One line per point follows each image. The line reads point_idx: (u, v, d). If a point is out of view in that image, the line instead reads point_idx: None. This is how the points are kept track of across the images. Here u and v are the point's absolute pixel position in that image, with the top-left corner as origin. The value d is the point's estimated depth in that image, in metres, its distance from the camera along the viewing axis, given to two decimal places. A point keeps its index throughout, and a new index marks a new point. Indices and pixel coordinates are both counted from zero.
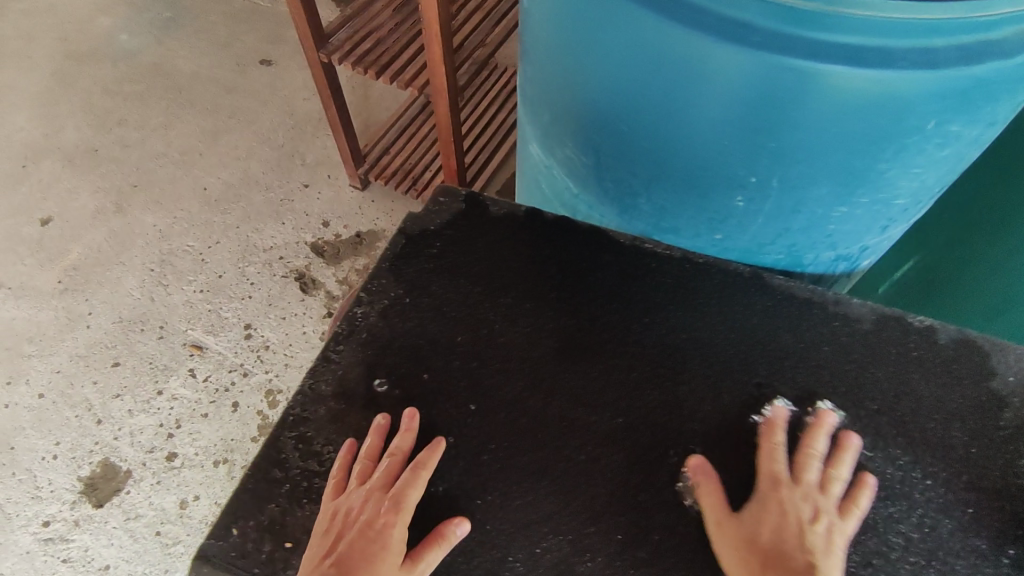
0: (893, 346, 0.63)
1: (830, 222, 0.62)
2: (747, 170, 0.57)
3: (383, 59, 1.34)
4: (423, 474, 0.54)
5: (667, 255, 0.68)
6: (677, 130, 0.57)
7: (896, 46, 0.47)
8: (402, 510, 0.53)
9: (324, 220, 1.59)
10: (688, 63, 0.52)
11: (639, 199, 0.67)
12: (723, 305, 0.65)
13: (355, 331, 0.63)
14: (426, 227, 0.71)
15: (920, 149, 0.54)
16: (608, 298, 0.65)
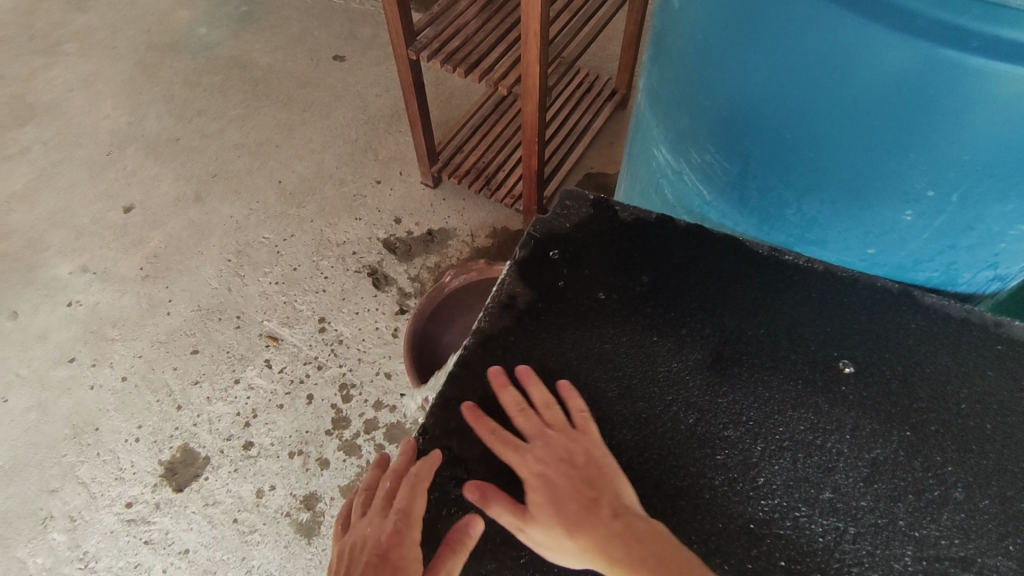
0: None
1: (1001, 239, 0.59)
2: (927, 183, 0.54)
3: (471, 57, 1.33)
4: (421, 485, 0.54)
5: (811, 268, 0.66)
6: (853, 140, 0.54)
7: None
8: (408, 524, 0.52)
9: (396, 217, 1.59)
10: (884, 72, 0.49)
11: (787, 209, 0.64)
12: (874, 322, 0.62)
13: (492, 335, 0.63)
14: (555, 233, 0.70)
15: None
16: (753, 310, 0.63)
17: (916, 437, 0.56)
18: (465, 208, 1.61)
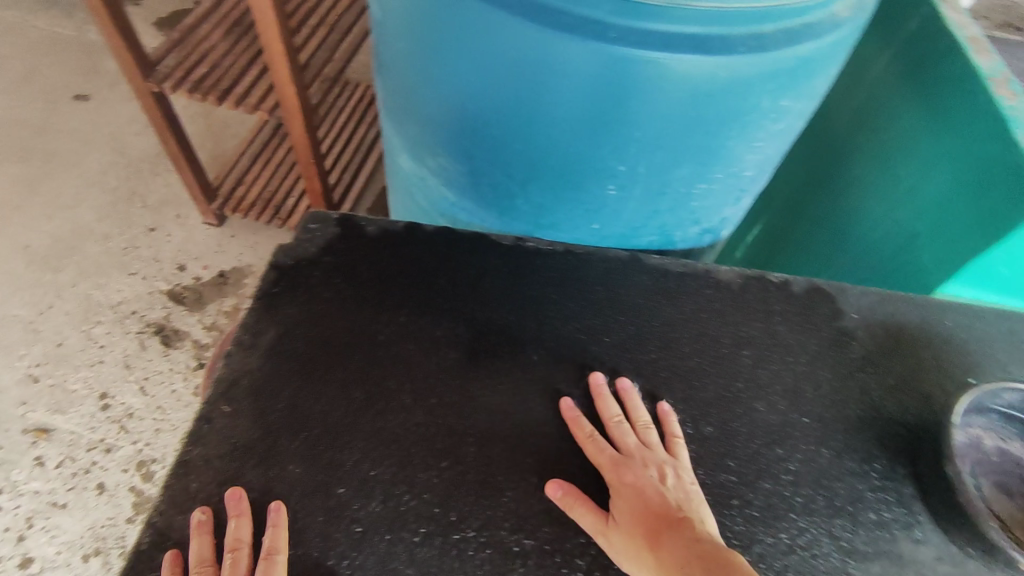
0: (759, 304, 0.69)
1: (693, 199, 0.66)
2: (616, 160, 0.60)
3: (222, 83, 1.24)
4: None
5: (549, 251, 0.70)
6: (546, 128, 0.58)
7: (733, 33, 0.50)
8: None
9: (179, 264, 1.43)
10: (550, 64, 0.53)
11: (516, 200, 0.68)
12: (608, 288, 0.68)
13: (237, 379, 0.58)
14: (300, 257, 0.66)
15: (761, 124, 0.59)
16: (500, 300, 0.66)
17: (649, 386, 0.62)
18: (257, 242, 1.50)
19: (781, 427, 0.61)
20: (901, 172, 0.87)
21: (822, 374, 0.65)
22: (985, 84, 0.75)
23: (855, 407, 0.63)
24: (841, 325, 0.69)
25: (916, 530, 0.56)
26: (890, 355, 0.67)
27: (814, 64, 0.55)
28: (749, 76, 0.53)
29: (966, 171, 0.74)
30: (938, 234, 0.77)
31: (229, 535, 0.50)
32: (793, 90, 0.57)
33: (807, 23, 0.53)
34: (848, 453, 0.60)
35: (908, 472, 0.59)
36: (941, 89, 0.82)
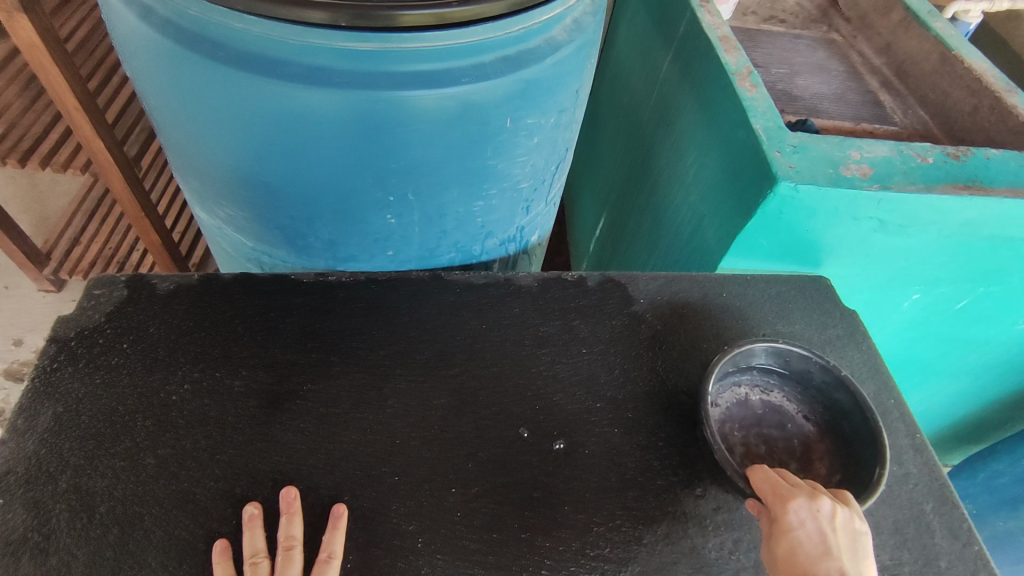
0: (557, 303, 0.74)
1: (476, 215, 0.71)
2: (385, 191, 0.63)
3: (23, 144, 1.15)
4: None
5: (353, 282, 0.71)
6: (310, 169, 0.61)
7: (452, 66, 0.55)
8: None
9: (14, 339, 1.33)
10: (290, 109, 0.55)
11: (308, 238, 0.69)
12: (412, 310, 0.70)
13: (14, 465, 0.55)
14: (84, 327, 0.64)
15: (514, 142, 0.64)
16: (302, 339, 0.66)
17: (455, 399, 0.64)
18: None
19: (578, 416, 0.65)
20: (687, 162, 0.96)
21: (614, 359, 0.71)
22: (730, 80, 0.84)
23: (642, 386, 0.69)
24: (631, 311, 0.75)
25: (697, 487, 0.63)
26: (674, 332, 0.74)
27: (544, 85, 0.61)
28: (480, 103, 0.57)
29: (725, 158, 0.84)
30: (714, 215, 0.86)
31: (282, 534, 0.53)
32: (534, 109, 0.62)
33: (525, 50, 0.58)
34: (638, 428, 0.66)
35: (691, 435, 0.66)
36: (704, 86, 0.92)
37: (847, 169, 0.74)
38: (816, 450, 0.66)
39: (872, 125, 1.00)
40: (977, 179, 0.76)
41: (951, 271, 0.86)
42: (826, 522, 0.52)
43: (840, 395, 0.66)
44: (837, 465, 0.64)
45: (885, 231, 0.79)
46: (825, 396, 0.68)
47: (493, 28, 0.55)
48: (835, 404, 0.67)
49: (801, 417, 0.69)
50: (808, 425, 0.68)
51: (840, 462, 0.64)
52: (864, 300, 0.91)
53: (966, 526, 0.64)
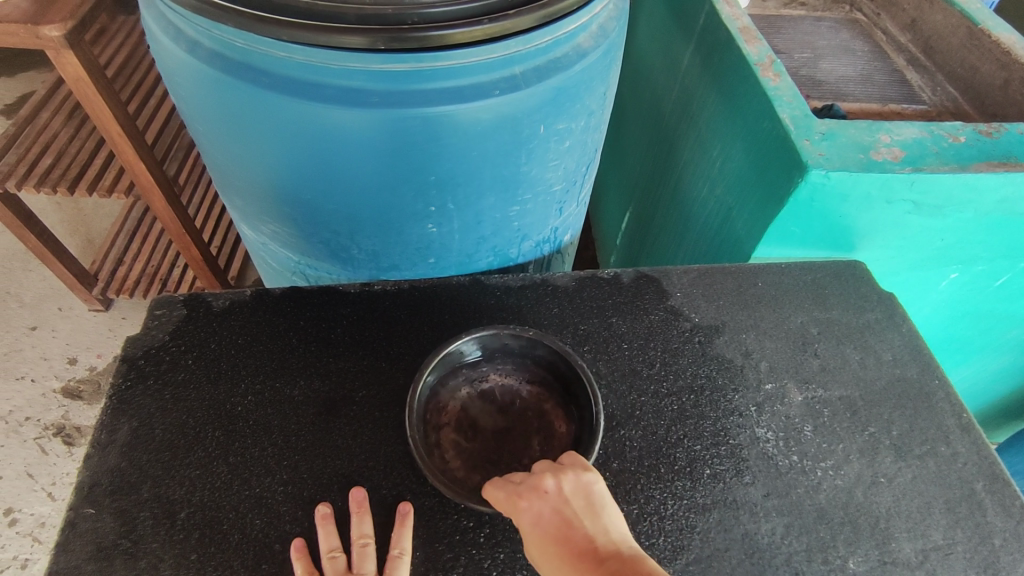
0: (594, 301, 0.76)
1: (512, 220, 0.73)
2: (424, 202, 0.66)
3: (71, 171, 1.20)
4: None
5: (396, 290, 0.74)
6: (352, 185, 0.64)
7: (485, 80, 0.58)
8: None
9: (69, 358, 1.40)
10: (333, 130, 0.58)
11: (351, 250, 0.73)
12: (455, 314, 0.73)
13: (98, 477, 0.59)
14: (151, 345, 0.68)
15: (545, 147, 0.66)
16: (353, 347, 0.69)
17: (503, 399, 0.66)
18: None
19: (623, 410, 0.67)
20: (714, 154, 0.97)
21: (654, 352, 0.72)
22: (754, 71, 0.85)
23: (684, 378, 0.70)
24: (668, 305, 0.77)
25: (744, 475, 0.64)
26: (712, 324, 0.75)
27: (572, 91, 0.63)
28: (513, 113, 0.60)
29: (753, 149, 0.85)
30: (745, 206, 0.87)
31: (356, 533, 0.56)
32: (563, 114, 0.65)
33: (553, 59, 0.61)
34: (682, 419, 0.67)
35: (735, 424, 0.67)
36: (727, 77, 0.92)
37: (878, 154, 0.75)
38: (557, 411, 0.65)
39: (900, 105, 1.00)
40: (1013, 154, 0.75)
41: (990, 249, 0.85)
42: (557, 497, 0.50)
43: (559, 364, 0.64)
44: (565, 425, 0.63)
45: (919, 213, 0.79)
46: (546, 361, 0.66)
47: (523, 41, 0.57)
48: (559, 374, 0.64)
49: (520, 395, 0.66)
50: (523, 394, 0.66)
51: (572, 417, 0.63)
52: (901, 282, 0.91)
53: (1018, 503, 0.64)
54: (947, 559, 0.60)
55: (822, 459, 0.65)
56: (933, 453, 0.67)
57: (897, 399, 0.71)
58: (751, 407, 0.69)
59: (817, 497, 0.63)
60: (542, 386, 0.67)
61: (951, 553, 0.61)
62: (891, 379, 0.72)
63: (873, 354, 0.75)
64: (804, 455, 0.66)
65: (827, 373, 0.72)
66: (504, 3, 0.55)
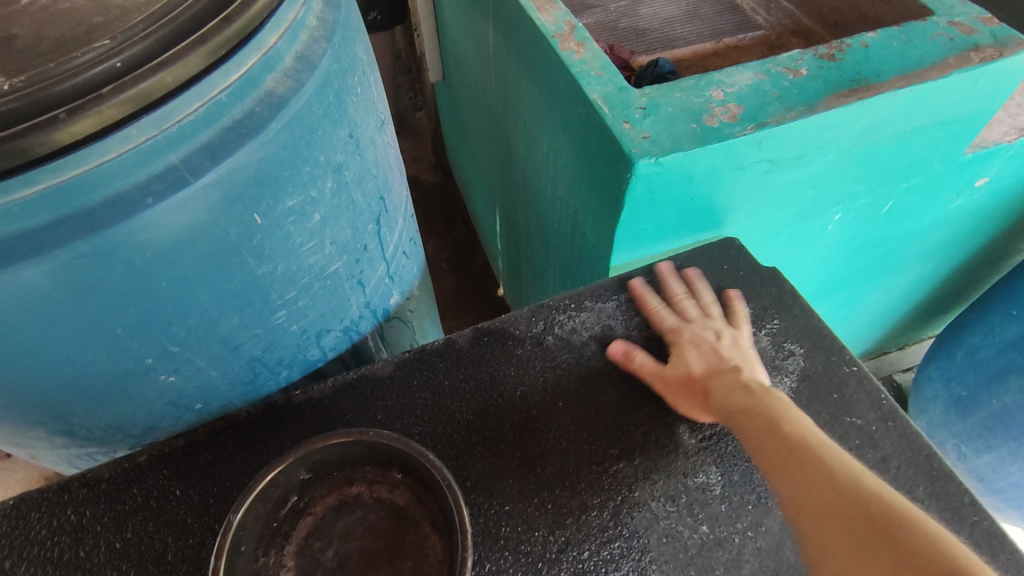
0: (426, 389, 0.60)
1: (285, 326, 0.55)
2: (132, 356, 0.47)
3: None
4: None
5: (167, 454, 0.56)
6: (13, 369, 0.44)
7: (125, 190, 0.39)
8: None
9: None
10: None
11: (78, 429, 0.53)
12: (245, 465, 0.55)
13: None
14: None
15: (280, 235, 0.48)
16: (113, 560, 0.51)
17: (354, 519, 0.53)
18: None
19: (492, 522, 0.52)
20: (546, 148, 0.81)
21: (509, 434, 0.57)
22: (552, 45, 0.69)
23: (552, 461, 0.55)
24: (522, 358, 0.62)
25: (649, 573, 0.50)
26: (576, 373, 0.61)
27: (279, 158, 0.45)
28: (195, 218, 0.42)
29: (577, 140, 0.69)
30: (587, 207, 0.72)
31: None
32: (284, 190, 0.47)
33: (229, 127, 0.42)
34: (560, 520, 0.52)
35: (625, 504, 0.53)
36: (532, 57, 0.77)
37: (713, 117, 0.60)
38: (419, 534, 0.51)
39: (735, 37, 0.87)
40: (862, 76, 0.63)
41: (867, 180, 0.74)
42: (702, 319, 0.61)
43: (421, 472, 0.50)
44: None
45: (780, 169, 0.66)
46: (400, 464, 0.51)
47: (152, 121, 0.38)
48: (424, 480, 0.50)
49: (380, 503, 0.53)
50: (384, 508, 0.53)
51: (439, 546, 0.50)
52: (784, 240, 0.79)
53: (967, 498, 0.53)
54: None
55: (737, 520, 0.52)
56: (860, 464, 0.55)
57: (807, 404, 0.58)
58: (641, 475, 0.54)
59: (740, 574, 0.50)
60: (410, 484, 0.53)
61: None
62: (794, 380, 0.60)
63: (767, 352, 0.62)
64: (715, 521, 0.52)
65: None
66: (105, 75, 0.35)
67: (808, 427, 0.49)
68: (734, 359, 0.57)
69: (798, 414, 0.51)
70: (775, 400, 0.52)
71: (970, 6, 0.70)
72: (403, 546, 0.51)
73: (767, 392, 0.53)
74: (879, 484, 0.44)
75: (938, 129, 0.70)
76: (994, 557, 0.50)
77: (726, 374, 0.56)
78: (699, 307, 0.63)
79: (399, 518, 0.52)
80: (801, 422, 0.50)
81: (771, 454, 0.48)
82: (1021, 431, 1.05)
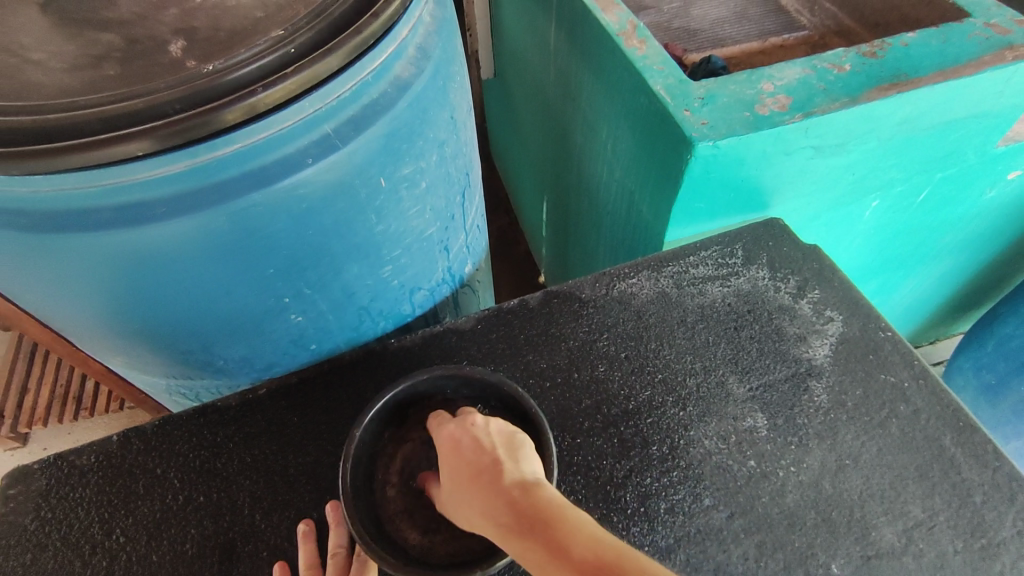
0: (504, 341, 0.68)
1: (388, 280, 0.64)
2: (274, 296, 0.56)
3: None
4: None
5: (284, 387, 0.65)
6: (183, 301, 0.54)
7: (292, 152, 0.48)
8: None
9: None
10: (132, 251, 0.48)
11: (216, 361, 0.62)
12: (351, 399, 0.64)
13: None
14: (15, 524, 0.58)
15: (396, 198, 0.57)
16: (245, 471, 0.60)
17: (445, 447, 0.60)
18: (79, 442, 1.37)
19: (567, 450, 0.60)
20: (605, 136, 0.89)
21: (578, 380, 0.65)
22: (617, 42, 0.77)
23: (617, 404, 0.63)
24: (588, 318, 0.70)
25: (703, 498, 0.57)
26: (636, 331, 0.68)
27: (403, 132, 0.54)
28: (339, 178, 0.51)
29: (638, 127, 0.77)
30: (645, 189, 0.80)
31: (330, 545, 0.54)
32: (403, 159, 0.56)
33: (369, 103, 0.51)
34: (625, 453, 0.60)
35: (683, 440, 0.61)
36: (596, 53, 0.85)
37: (764, 107, 0.68)
38: None
39: (782, 37, 0.94)
40: (902, 71, 0.70)
41: (904, 169, 0.80)
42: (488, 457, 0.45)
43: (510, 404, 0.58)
44: None
45: (824, 155, 0.72)
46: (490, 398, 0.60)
47: (318, 97, 0.47)
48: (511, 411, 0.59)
49: None
50: None
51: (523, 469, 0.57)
52: (825, 224, 0.86)
53: (989, 447, 0.59)
54: (931, 534, 0.55)
55: (781, 458, 0.59)
56: (892, 415, 0.62)
57: (845, 363, 0.65)
58: (696, 417, 0.62)
59: (784, 501, 0.57)
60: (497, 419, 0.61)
61: (934, 526, 0.56)
62: (833, 343, 0.67)
63: (809, 318, 0.69)
64: (761, 457, 0.59)
65: (771, 352, 0.66)
66: (285, 59, 0.45)
67: (605, 536, 0.37)
68: (531, 473, 0.43)
69: (576, 510, 0.39)
70: (609, 548, 0.37)
71: (1004, 9, 0.76)
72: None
73: (555, 505, 0.40)
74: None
75: (972, 122, 0.77)
76: (1013, 497, 0.57)
77: (541, 492, 0.41)
78: (474, 440, 0.46)
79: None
80: (601, 538, 0.37)
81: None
82: None
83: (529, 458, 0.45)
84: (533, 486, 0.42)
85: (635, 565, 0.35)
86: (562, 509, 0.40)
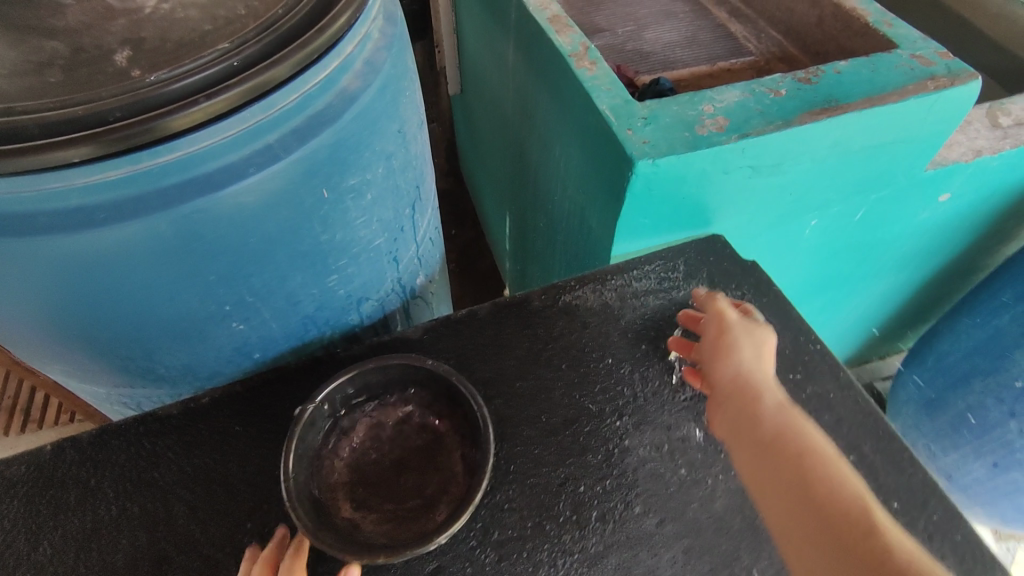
0: (450, 352, 0.69)
1: (335, 289, 0.65)
2: (216, 303, 0.56)
3: None
4: None
5: (226, 395, 0.65)
6: (122, 307, 0.54)
7: (233, 161, 0.49)
8: None
9: None
10: (69, 255, 0.48)
11: (157, 369, 0.62)
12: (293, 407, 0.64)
13: None
14: None
15: (341, 208, 0.58)
16: (183, 480, 0.60)
17: (388, 448, 0.61)
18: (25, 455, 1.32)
19: (507, 456, 0.62)
20: (558, 152, 0.92)
21: (521, 389, 0.66)
22: (568, 63, 0.80)
23: (558, 413, 0.65)
24: (534, 327, 0.71)
25: (635, 505, 0.59)
26: (578, 342, 0.70)
27: (349, 143, 0.55)
28: (280, 187, 0.52)
29: (587, 145, 0.80)
30: (593, 204, 0.82)
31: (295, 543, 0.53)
32: (348, 170, 0.57)
33: (314, 114, 0.52)
34: (563, 460, 0.62)
35: (619, 448, 0.62)
36: (549, 72, 0.87)
37: (703, 128, 0.71)
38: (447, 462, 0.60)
39: (729, 61, 0.98)
40: (833, 98, 0.74)
41: (839, 189, 0.84)
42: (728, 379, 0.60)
43: (465, 403, 0.60)
44: (441, 505, 0.57)
45: (761, 175, 0.76)
46: (448, 393, 0.62)
47: (260, 107, 0.48)
48: (462, 410, 0.61)
49: (417, 433, 0.62)
50: (421, 434, 0.62)
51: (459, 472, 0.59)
52: (766, 241, 0.89)
53: (907, 456, 0.62)
54: None
55: (712, 466, 0.61)
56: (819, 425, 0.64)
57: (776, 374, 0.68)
58: (633, 426, 0.64)
59: (713, 507, 0.59)
60: (448, 416, 0.63)
61: None
62: None
63: None
64: (693, 465, 0.62)
65: None
66: (228, 72, 0.46)
67: (888, 538, 0.46)
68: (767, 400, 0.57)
69: (883, 518, 0.48)
70: (869, 512, 0.48)
71: (929, 43, 0.81)
72: (435, 470, 0.60)
73: (866, 515, 0.48)
74: (909, 546, 0.46)
75: (900, 146, 0.81)
76: (927, 503, 0.60)
77: (763, 417, 0.56)
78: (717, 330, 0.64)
79: (433, 449, 0.61)
80: (894, 535, 0.47)
81: (802, 540, 0.49)
82: (983, 429, 1.14)
83: (748, 350, 0.61)
84: (760, 377, 0.59)
85: (880, 519, 0.48)
86: (796, 428, 0.55)
